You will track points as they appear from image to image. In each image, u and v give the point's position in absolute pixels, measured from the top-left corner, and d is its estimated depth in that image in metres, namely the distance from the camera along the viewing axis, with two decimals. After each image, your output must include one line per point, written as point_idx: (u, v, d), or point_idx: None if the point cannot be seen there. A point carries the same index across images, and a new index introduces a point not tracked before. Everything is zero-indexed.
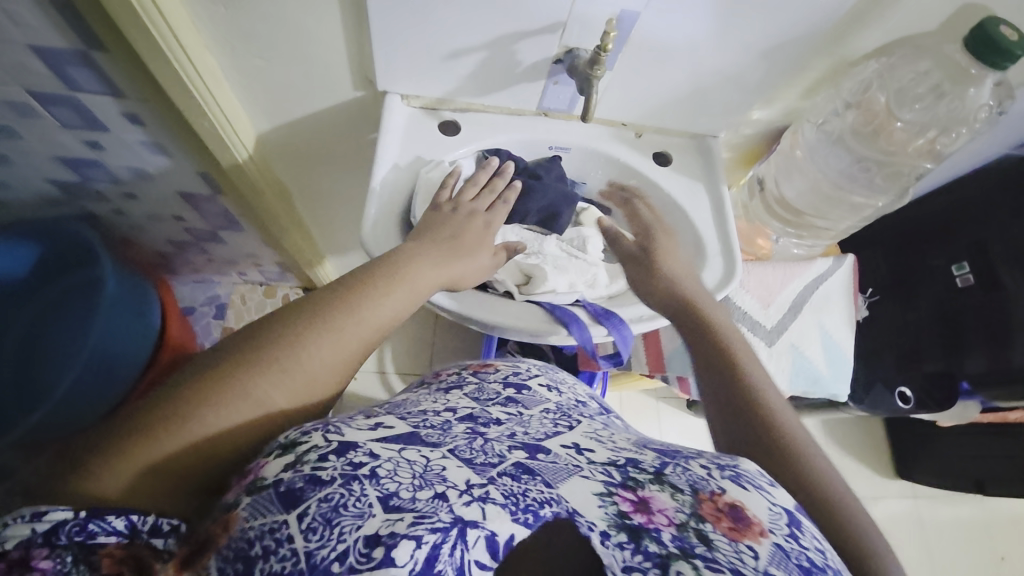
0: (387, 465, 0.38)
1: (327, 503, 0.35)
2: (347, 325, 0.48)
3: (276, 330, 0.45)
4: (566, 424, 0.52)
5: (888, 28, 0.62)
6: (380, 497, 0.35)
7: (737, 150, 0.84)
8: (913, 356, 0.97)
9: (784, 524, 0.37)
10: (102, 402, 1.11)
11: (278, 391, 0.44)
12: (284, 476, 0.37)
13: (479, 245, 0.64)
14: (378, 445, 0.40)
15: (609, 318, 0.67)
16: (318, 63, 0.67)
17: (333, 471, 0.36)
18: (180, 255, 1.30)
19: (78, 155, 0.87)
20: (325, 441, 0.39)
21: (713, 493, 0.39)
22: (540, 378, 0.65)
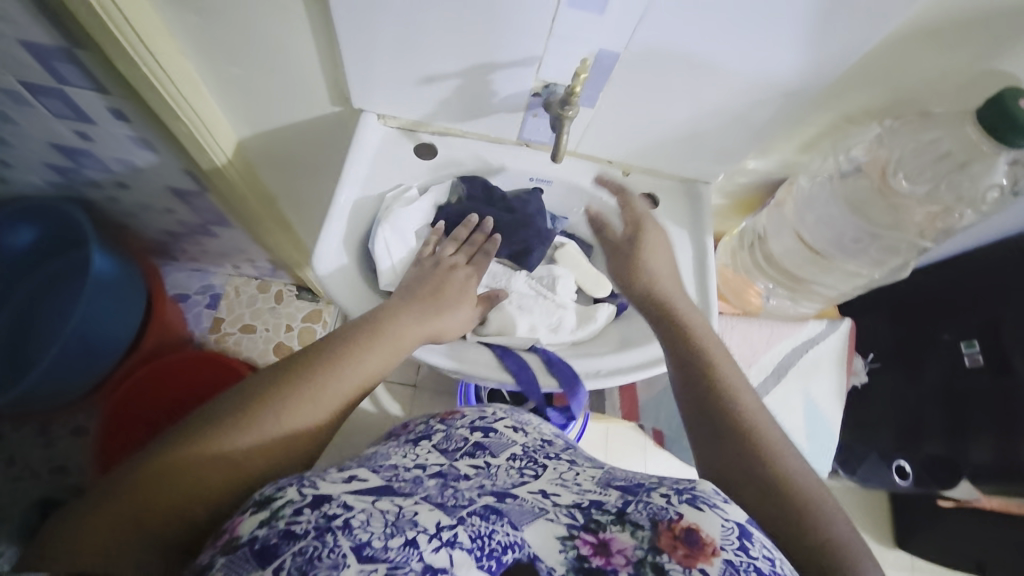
0: (360, 515, 0.35)
1: (303, 556, 0.32)
2: (330, 374, 0.48)
3: (259, 384, 0.46)
4: (533, 471, 0.49)
5: (896, 91, 0.57)
6: (355, 546, 0.33)
7: (733, 198, 0.79)
8: (913, 434, 0.91)
9: (734, 538, 0.38)
10: (80, 382, 1.11)
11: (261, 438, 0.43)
12: (258, 533, 0.34)
13: (464, 299, 0.63)
14: (352, 496, 0.37)
15: (561, 369, 0.63)
16: (294, 75, 0.65)
17: (307, 524, 0.34)
18: (175, 244, 1.31)
19: (70, 143, 0.87)
20: (300, 494, 0.37)
21: (670, 522, 0.39)
22: (506, 419, 0.59)
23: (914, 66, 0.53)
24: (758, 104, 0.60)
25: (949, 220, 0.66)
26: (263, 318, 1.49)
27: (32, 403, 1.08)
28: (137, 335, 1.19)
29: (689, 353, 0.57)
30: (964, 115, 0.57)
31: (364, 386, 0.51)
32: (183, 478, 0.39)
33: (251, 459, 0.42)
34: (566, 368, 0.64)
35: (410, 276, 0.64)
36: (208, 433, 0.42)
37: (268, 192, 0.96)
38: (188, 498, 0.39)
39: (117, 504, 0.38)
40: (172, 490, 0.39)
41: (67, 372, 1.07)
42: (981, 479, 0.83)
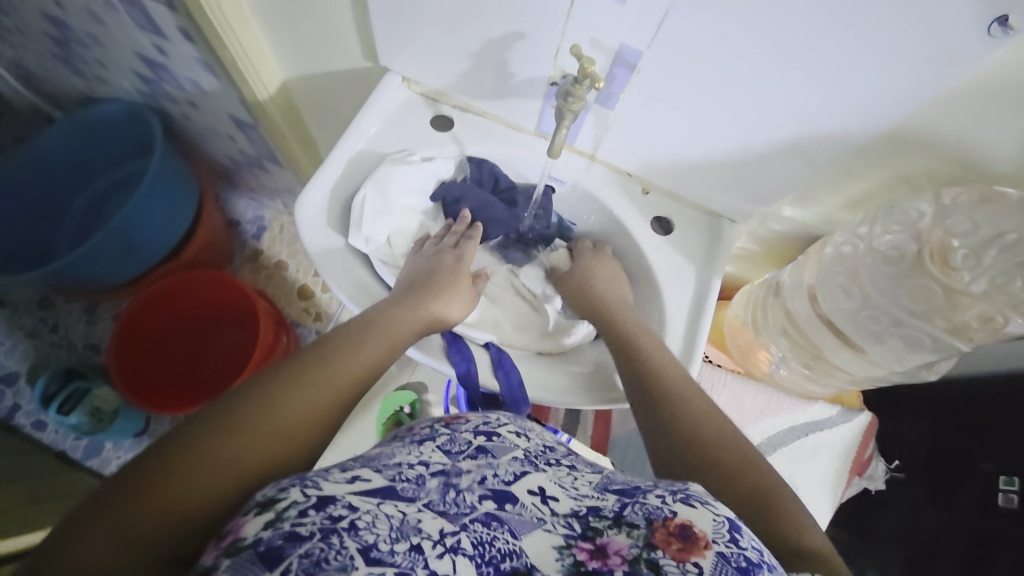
0: (366, 517, 0.34)
1: (309, 558, 0.30)
2: (314, 363, 0.46)
3: (243, 384, 0.43)
4: (533, 466, 0.44)
5: (964, 155, 0.47)
6: (361, 549, 0.31)
7: (763, 245, 0.71)
8: (921, 563, 0.79)
9: (727, 531, 0.35)
10: (117, 274, 1.20)
11: (250, 426, 0.40)
12: (264, 534, 0.32)
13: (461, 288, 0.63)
14: (356, 497, 0.35)
15: (505, 373, 0.60)
16: (333, 25, 0.67)
17: (312, 526, 0.32)
18: (235, 170, 1.41)
19: (150, 56, 0.95)
20: (304, 495, 0.34)
21: (664, 519, 0.36)
22: (508, 422, 0.50)
23: (983, 131, 0.45)
24: (798, 140, 0.52)
25: (988, 327, 0.55)
26: (297, 259, 1.57)
27: (73, 283, 1.16)
28: (183, 241, 1.28)
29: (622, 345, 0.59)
30: None
31: (358, 373, 0.48)
32: (183, 474, 0.36)
33: (249, 450, 0.38)
34: (513, 375, 0.60)
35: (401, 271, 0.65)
36: (192, 433, 0.38)
37: (310, 138, 1.00)
38: (180, 503, 0.35)
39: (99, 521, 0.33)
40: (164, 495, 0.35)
41: (111, 263, 1.17)
42: None
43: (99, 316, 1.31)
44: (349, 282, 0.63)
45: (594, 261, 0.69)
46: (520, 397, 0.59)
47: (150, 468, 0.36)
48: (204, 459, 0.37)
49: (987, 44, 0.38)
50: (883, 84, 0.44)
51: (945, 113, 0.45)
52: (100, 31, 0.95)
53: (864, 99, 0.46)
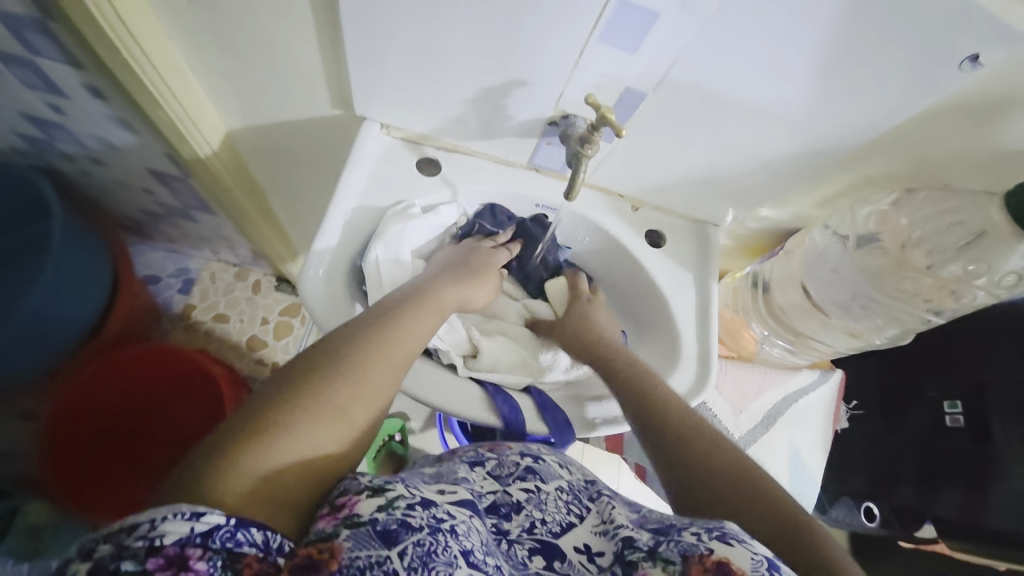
0: (462, 525, 0.38)
1: (421, 547, 0.34)
2: (396, 339, 0.50)
3: (331, 346, 0.47)
4: (576, 513, 0.47)
5: (917, 159, 0.55)
6: (462, 551, 0.36)
7: (739, 241, 0.78)
8: (888, 481, 0.92)
9: (766, 570, 0.35)
10: (32, 367, 1.02)
11: (351, 409, 0.43)
12: (379, 516, 0.36)
13: (492, 278, 0.67)
14: (453, 507, 0.40)
15: (554, 416, 0.61)
16: (295, 78, 0.61)
17: (421, 521, 0.36)
18: (152, 223, 1.24)
19: (41, 114, 0.81)
20: (410, 493, 0.39)
21: (701, 556, 0.37)
22: (551, 453, 0.55)
23: (937, 142, 0.52)
24: (780, 156, 0.58)
25: (960, 300, 0.62)
26: (239, 308, 1.43)
27: None
28: (101, 317, 1.10)
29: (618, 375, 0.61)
30: (988, 197, 0.55)
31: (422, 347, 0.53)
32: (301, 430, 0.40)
33: (349, 412, 0.43)
34: (560, 414, 0.62)
35: (439, 257, 0.68)
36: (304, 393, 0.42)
37: (255, 185, 0.90)
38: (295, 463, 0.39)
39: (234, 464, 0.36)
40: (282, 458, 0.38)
41: (19, 358, 0.99)
42: (948, 535, 0.87)
43: (8, 417, 1.12)
44: None
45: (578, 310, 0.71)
46: (568, 435, 0.61)
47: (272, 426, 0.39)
48: (315, 415, 0.41)
49: (957, 75, 0.44)
50: (858, 108, 0.50)
51: (905, 127, 0.52)
52: None
53: (841, 121, 0.51)
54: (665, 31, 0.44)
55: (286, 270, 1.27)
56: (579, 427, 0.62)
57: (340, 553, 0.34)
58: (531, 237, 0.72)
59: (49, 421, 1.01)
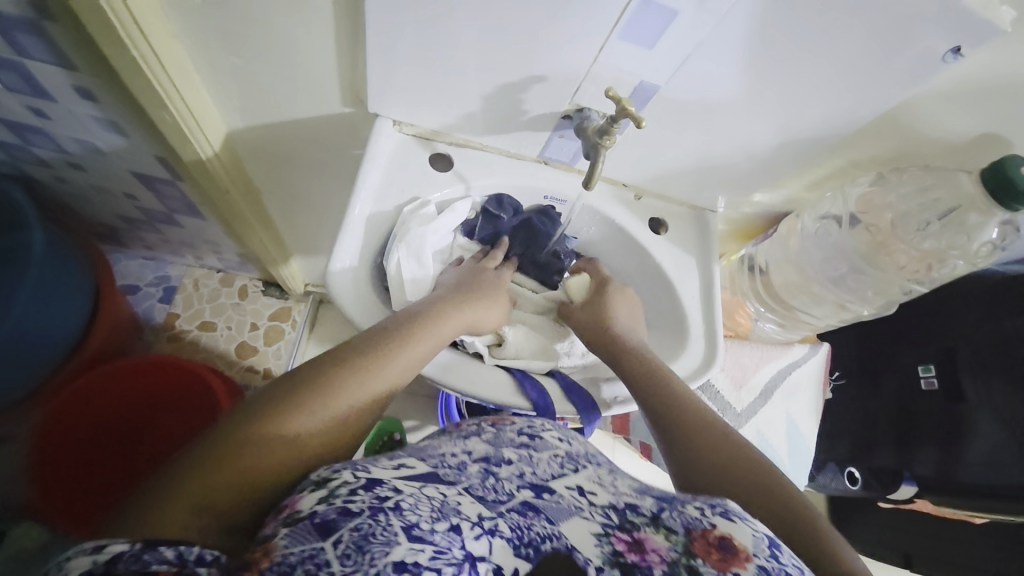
0: (409, 499, 0.37)
1: (358, 532, 0.33)
2: (362, 364, 0.49)
3: (295, 374, 0.47)
4: (573, 466, 0.51)
5: (900, 143, 0.60)
6: (404, 526, 0.35)
7: (732, 226, 0.82)
8: (867, 445, 1.01)
9: (766, 546, 0.38)
10: (14, 386, 0.97)
11: (297, 434, 0.43)
12: (318, 508, 0.35)
13: (494, 292, 0.68)
14: (402, 482, 0.39)
15: (580, 397, 0.65)
16: (307, 77, 0.61)
17: (362, 504, 0.35)
18: (130, 230, 1.19)
19: (19, 119, 0.77)
20: (354, 477, 0.38)
21: (703, 530, 0.40)
22: (552, 429, 0.58)
23: (918, 127, 0.57)
24: (777, 143, 0.62)
25: (942, 270, 0.69)
26: (226, 314, 1.40)
27: None
28: (84, 331, 1.06)
29: (639, 372, 0.62)
30: (962, 173, 0.61)
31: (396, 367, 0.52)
32: (241, 456, 0.40)
33: (296, 438, 0.43)
34: (584, 394, 0.66)
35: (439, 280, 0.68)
36: (277, 412, 0.43)
37: (253, 187, 0.89)
38: (247, 482, 0.39)
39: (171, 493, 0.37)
40: (228, 478, 0.38)
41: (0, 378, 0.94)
42: (929, 490, 0.93)
43: None
44: None
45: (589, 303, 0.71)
46: (595, 413, 0.65)
47: (237, 441, 0.40)
48: (257, 444, 0.41)
49: (944, 65, 0.49)
50: (853, 97, 0.54)
51: (892, 113, 0.56)
52: None
53: (837, 110, 0.56)
54: (682, 28, 0.46)
55: (277, 273, 1.24)
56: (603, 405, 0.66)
57: (273, 550, 0.34)
58: (541, 232, 0.72)
59: (37, 443, 0.99)
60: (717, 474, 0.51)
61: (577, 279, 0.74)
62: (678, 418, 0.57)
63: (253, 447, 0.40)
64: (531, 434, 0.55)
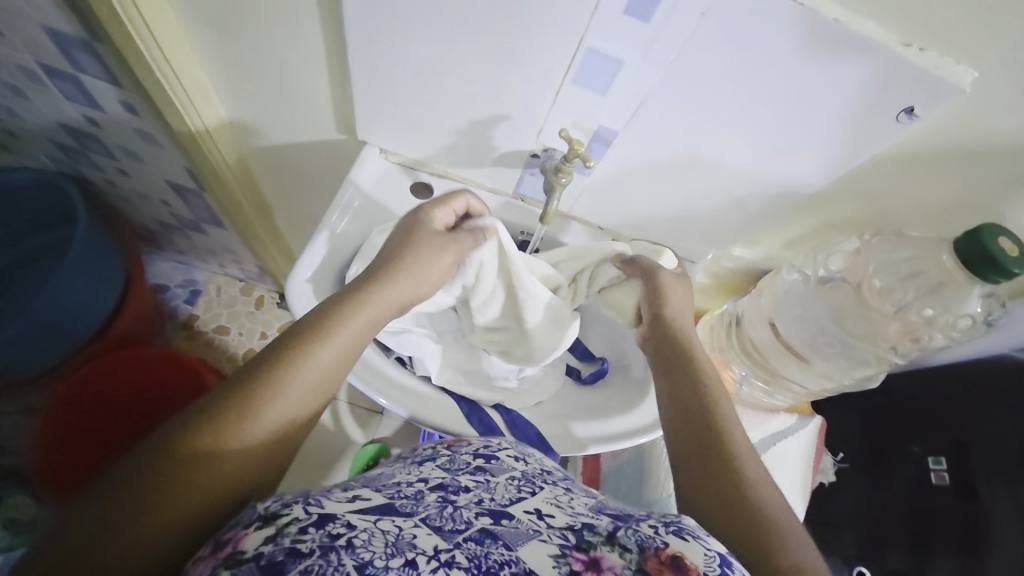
0: (363, 535, 0.36)
1: (308, 574, 0.32)
2: (303, 376, 0.46)
3: (227, 392, 0.43)
4: (531, 489, 0.47)
5: (877, 206, 0.58)
6: (357, 565, 0.33)
7: (716, 279, 0.81)
8: (879, 544, 0.87)
9: (717, 565, 0.39)
10: (36, 363, 1.06)
11: (237, 461, 0.41)
12: (264, 548, 0.34)
13: (433, 256, 0.60)
14: (356, 516, 0.38)
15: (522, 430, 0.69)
16: (306, 102, 0.67)
17: (312, 543, 0.34)
18: (166, 234, 1.31)
19: (77, 125, 0.88)
20: (305, 513, 0.37)
21: (656, 549, 0.39)
22: (508, 447, 0.56)
23: (893, 191, 0.55)
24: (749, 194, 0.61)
25: (926, 342, 0.65)
26: (240, 321, 1.47)
27: None
28: (110, 316, 1.13)
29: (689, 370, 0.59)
30: (942, 243, 0.57)
31: (336, 374, 0.49)
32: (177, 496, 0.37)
33: (235, 467, 0.40)
34: (529, 430, 0.69)
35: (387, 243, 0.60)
36: (208, 431, 0.40)
37: (265, 202, 0.97)
38: (199, 510, 0.38)
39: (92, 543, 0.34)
40: (164, 517, 0.37)
41: (25, 354, 1.02)
42: None
43: (7, 413, 1.15)
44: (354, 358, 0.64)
45: (677, 279, 0.66)
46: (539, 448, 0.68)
47: (173, 471, 0.38)
48: (194, 481, 0.38)
49: (900, 126, 0.47)
50: (817, 156, 0.53)
51: (862, 174, 0.55)
52: (14, 102, 0.87)
53: (808, 165, 0.54)
54: (629, 77, 0.49)
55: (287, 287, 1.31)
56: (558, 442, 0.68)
57: None
58: None
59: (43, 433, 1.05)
60: (723, 491, 0.49)
61: (668, 254, 0.70)
62: (709, 427, 0.53)
63: (195, 474, 0.38)
64: (487, 455, 0.53)
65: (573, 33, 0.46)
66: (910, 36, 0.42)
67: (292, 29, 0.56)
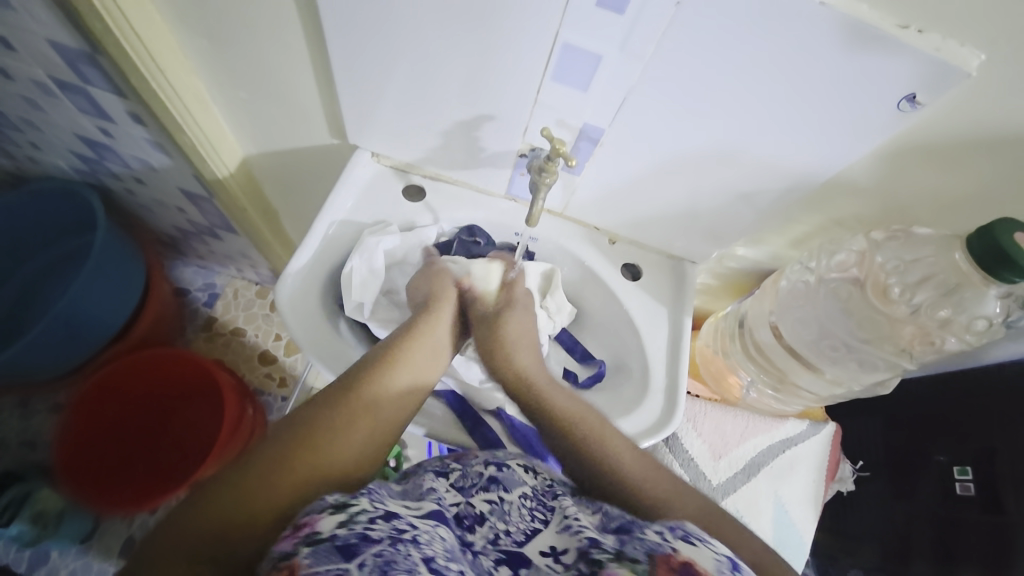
0: (425, 534, 0.38)
1: (381, 557, 0.33)
2: (374, 397, 0.52)
3: (312, 409, 0.49)
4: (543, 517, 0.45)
5: (886, 203, 0.54)
6: (424, 558, 0.35)
7: (720, 280, 0.78)
8: (901, 556, 0.85)
9: (729, 568, 0.37)
10: (63, 364, 1.11)
11: (317, 466, 0.44)
12: (340, 531, 0.35)
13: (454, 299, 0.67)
14: (416, 518, 0.40)
15: (525, 435, 0.67)
16: (297, 107, 0.67)
17: (382, 532, 0.36)
18: (185, 240, 1.35)
19: (93, 136, 0.92)
20: (372, 506, 0.39)
21: (667, 554, 0.37)
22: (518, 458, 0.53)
23: (901, 185, 0.52)
24: (749, 192, 0.58)
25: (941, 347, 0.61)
26: (256, 323, 1.51)
27: (6, 376, 1.06)
28: (130, 321, 1.17)
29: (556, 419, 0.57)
30: (955, 240, 0.53)
31: (403, 401, 0.54)
32: (260, 489, 0.41)
33: (315, 471, 0.44)
34: (530, 431, 0.67)
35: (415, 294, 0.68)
36: (293, 436, 0.46)
37: (271, 208, 0.98)
38: (277, 505, 0.41)
39: (185, 528, 0.39)
40: (244, 507, 0.40)
41: (50, 356, 1.07)
42: None
43: (37, 409, 1.21)
44: (341, 362, 0.64)
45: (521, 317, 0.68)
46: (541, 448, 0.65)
47: (261, 468, 0.43)
48: (277, 477, 0.42)
49: (901, 115, 0.44)
50: (818, 149, 0.50)
51: (865, 169, 0.52)
52: (36, 115, 0.92)
53: (809, 159, 0.51)
54: (609, 72, 0.48)
55: None
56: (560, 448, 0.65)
57: (297, 569, 0.33)
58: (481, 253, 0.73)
59: (61, 445, 1.06)
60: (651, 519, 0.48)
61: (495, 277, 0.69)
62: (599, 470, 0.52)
63: (280, 472, 0.43)
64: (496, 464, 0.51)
65: (548, 27, 0.45)
66: (906, 17, 0.39)
67: (277, 33, 0.56)
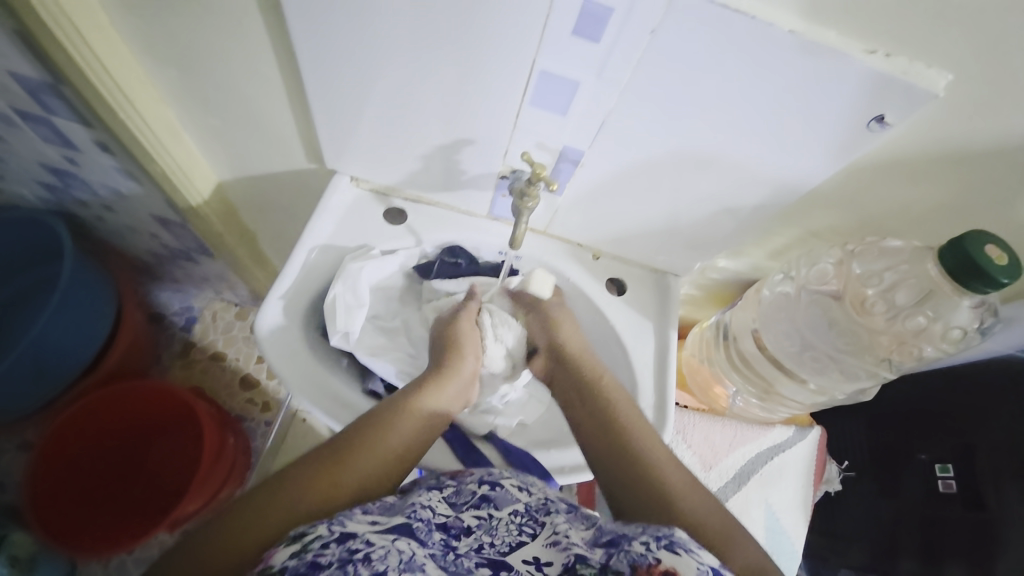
0: (380, 550, 0.37)
1: None
2: (385, 425, 0.52)
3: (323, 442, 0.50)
4: (531, 529, 0.44)
5: (860, 215, 0.55)
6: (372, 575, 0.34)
7: (704, 290, 0.78)
8: (890, 551, 0.84)
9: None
10: (31, 401, 1.06)
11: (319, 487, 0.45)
12: (290, 561, 0.36)
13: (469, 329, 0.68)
14: (375, 534, 0.38)
15: (517, 456, 0.66)
16: (273, 133, 0.66)
17: (331, 557, 0.35)
18: (160, 265, 1.31)
19: (59, 165, 0.88)
20: (329, 530, 0.38)
21: (648, 567, 0.37)
22: (511, 475, 0.52)
23: (873, 198, 0.53)
24: (729, 208, 0.59)
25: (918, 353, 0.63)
26: (236, 346, 1.47)
27: None
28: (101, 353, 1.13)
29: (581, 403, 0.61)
30: (927, 251, 0.55)
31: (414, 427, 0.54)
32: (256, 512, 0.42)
33: (317, 493, 0.44)
34: (523, 454, 0.66)
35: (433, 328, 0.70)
36: (299, 464, 0.47)
37: (249, 231, 0.96)
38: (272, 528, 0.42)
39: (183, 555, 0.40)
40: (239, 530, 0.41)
41: (16, 393, 1.02)
42: None
43: (5, 448, 1.16)
44: (327, 398, 0.62)
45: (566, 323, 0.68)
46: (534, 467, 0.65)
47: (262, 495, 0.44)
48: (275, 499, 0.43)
49: (871, 135, 0.46)
50: (793, 167, 0.51)
51: (838, 184, 0.53)
52: None
53: (786, 175, 0.52)
54: (587, 97, 0.48)
55: None
56: (554, 469, 0.65)
57: None
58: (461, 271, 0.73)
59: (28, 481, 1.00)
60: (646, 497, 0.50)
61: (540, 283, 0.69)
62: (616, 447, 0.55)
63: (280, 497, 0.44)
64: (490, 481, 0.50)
65: (526, 54, 0.45)
66: (873, 43, 0.40)
67: (250, 60, 0.55)
